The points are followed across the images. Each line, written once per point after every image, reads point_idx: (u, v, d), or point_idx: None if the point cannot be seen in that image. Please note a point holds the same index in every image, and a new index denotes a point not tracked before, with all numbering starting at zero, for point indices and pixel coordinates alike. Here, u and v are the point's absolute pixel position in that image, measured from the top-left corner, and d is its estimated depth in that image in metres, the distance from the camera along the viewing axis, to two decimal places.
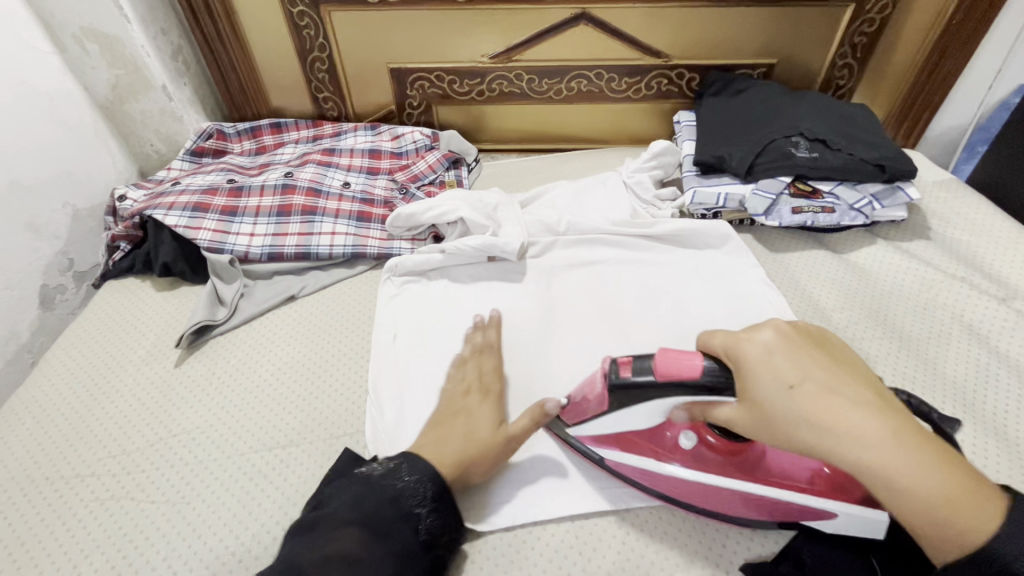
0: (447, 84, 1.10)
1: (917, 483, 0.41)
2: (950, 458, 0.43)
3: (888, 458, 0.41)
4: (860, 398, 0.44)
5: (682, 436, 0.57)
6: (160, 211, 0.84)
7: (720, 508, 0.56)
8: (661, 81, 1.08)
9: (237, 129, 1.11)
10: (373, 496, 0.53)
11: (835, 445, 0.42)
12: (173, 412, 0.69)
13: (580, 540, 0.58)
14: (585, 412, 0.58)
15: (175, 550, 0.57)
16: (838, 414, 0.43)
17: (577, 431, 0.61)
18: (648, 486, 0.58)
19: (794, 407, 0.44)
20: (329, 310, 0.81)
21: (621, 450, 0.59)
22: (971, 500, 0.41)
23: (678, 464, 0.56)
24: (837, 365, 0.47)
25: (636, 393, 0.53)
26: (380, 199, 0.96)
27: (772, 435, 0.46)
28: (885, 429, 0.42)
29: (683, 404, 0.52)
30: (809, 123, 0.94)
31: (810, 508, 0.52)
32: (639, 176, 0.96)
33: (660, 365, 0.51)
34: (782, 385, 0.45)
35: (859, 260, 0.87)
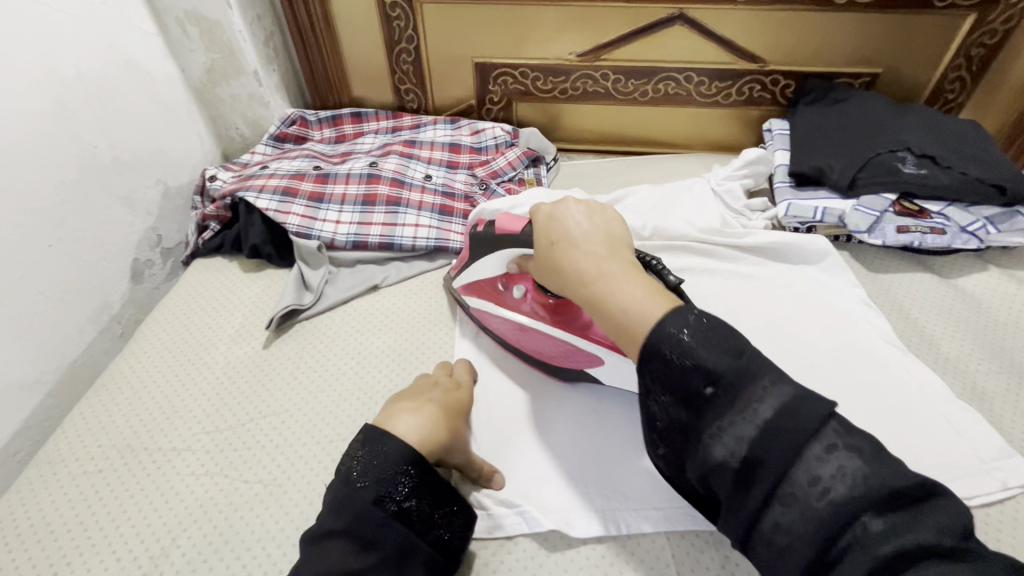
0: (530, 81, 1.08)
1: (613, 294, 0.47)
2: (656, 285, 0.48)
3: (597, 268, 0.50)
4: (596, 245, 0.52)
5: (516, 288, 0.69)
6: (251, 193, 0.86)
7: (533, 350, 0.69)
8: (754, 87, 1.04)
9: (318, 117, 1.13)
10: (354, 499, 0.48)
11: (562, 267, 0.52)
12: (263, 393, 0.70)
13: (678, 560, 0.56)
14: (465, 263, 0.74)
15: (268, 531, 0.57)
16: (571, 254, 0.52)
17: (459, 281, 0.77)
18: (494, 333, 0.74)
19: (552, 240, 0.54)
20: (412, 302, 0.81)
21: (478, 296, 0.74)
22: (642, 309, 0.46)
23: (508, 305, 0.70)
24: (595, 222, 0.54)
25: (484, 245, 0.68)
26: (461, 193, 0.95)
27: (546, 277, 0.56)
28: (606, 263, 0.50)
29: (514, 258, 0.64)
30: (918, 138, 0.88)
31: (587, 355, 0.64)
32: (730, 184, 0.92)
33: (499, 225, 0.64)
34: (555, 222, 0.55)
35: (968, 285, 0.82)
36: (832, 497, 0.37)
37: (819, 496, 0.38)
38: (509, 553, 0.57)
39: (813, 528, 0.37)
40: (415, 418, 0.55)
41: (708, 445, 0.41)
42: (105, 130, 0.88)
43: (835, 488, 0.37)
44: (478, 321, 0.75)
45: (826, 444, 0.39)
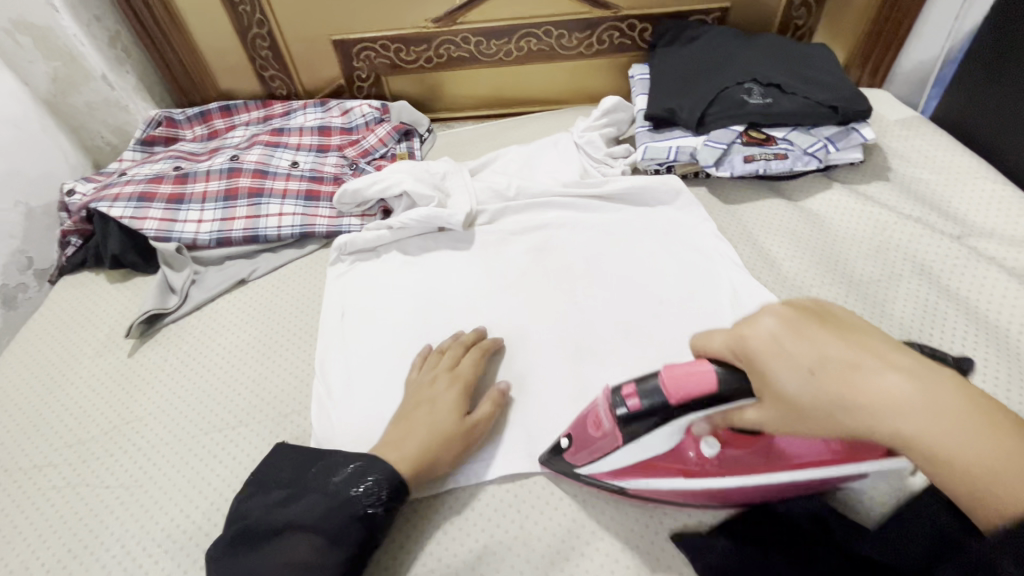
0: (394, 53, 1.07)
1: (949, 441, 0.37)
2: (999, 419, 0.38)
3: (924, 408, 0.38)
4: (891, 363, 0.40)
5: (705, 447, 0.51)
6: (105, 203, 0.84)
7: (758, 497, 0.53)
8: (613, 34, 1.04)
9: (186, 115, 1.10)
10: (325, 503, 0.53)
11: (863, 414, 0.39)
12: (126, 401, 0.70)
13: (519, 501, 0.59)
14: (587, 452, 0.54)
15: (129, 531, 0.60)
16: (866, 387, 0.39)
17: (588, 470, 0.55)
18: (679, 502, 0.55)
19: (819, 386, 0.40)
20: (279, 293, 0.81)
21: (645, 476, 0.53)
22: (1011, 462, 0.36)
23: (704, 474, 0.52)
24: (856, 333, 0.42)
25: (653, 422, 0.48)
26: (330, 175, 0.95)
27: (803, 424, 0.42)
28: (907, 383, 0.38)
29: (698, 420, 0.48)
30: (762, 68, 0.91)
31: (840, 478, 0.52)
32: (590, 134, 0.93)
33: (673, 388, 0.46)
34: (788, 349, 0.42)
35: (815, 206, 0.86)
36: None
37: None
38: None
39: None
40: (395, 445, 0.58)
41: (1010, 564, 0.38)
42: None
43: None
44: (654, 501, 0.56)
45: None
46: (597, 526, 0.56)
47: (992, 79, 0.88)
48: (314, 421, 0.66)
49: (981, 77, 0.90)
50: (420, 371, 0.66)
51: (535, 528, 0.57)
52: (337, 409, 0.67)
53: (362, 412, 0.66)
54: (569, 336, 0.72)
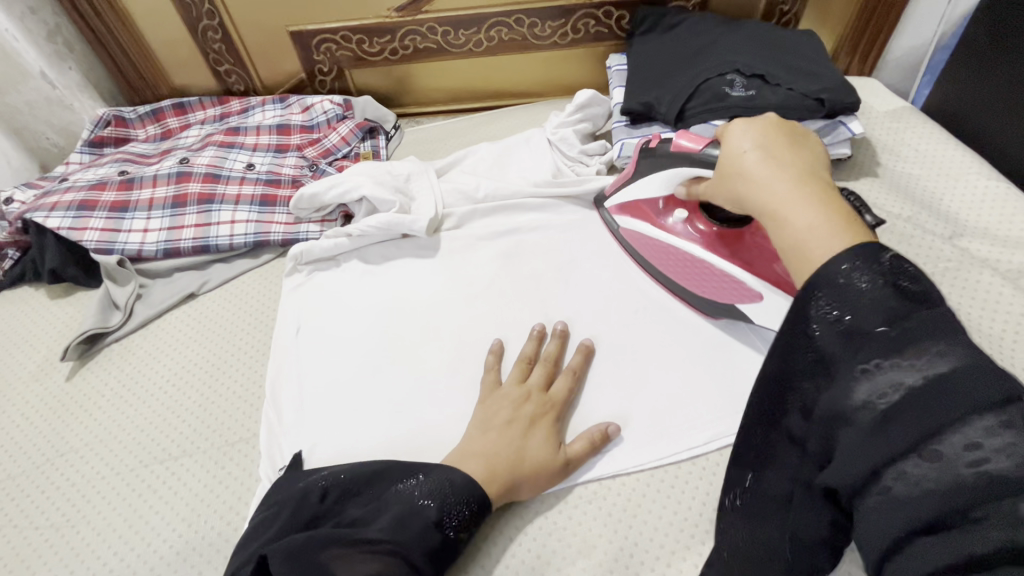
0: (356, 44, 1.00)
1: (795, 213, 0.43)
2: (849, 217, 0.41)
3: (785, 185, 0.45)
4: (794, 165, 0.48)
5: (677, 212, 0.70)
6: (41, 213, 0.79)
7: (689, 279, 0.68)
8: (589, 22, 0.98)
9: (137, 113, 1.03)
10: (415, 517, 0.49)
11: (743, 183, 0.49)
12: (61, 432, 0.65)
13: (479, 536, 0.55)
14: (624, 180, 0.73)
15: (59, 575, 0.55)
16: (757, 166, 0.48)
17: (612, 201, 0.77)
18: (644, 251, 0.72)
19: (740, 156, 0.51)
20: (231, 307, 0.76)
21: (634, 217, 0.74)
22: (819, 234, 0.41)
23: (666, 232, 0.70)
24: (803, 150, 0.50)
25: (658, 163, 0.67)
26: (288, 178, 0.89)
27: (724, 188, 0.53)
28: (791, 175, 0.46)
29: (684, 180, 0.64)
30: (745, 58, 0.85)
31: (747, 288, 0.63)
32: (564, 130, 0.88)
33: (675, 143, 0.62)
34: (734, 135, 0.53)
35: None
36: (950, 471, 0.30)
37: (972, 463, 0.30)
38: None
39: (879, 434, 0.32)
40: (482, 461, 0.53)
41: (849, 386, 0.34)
42: None
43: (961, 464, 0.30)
44: (627, 246, 0.75)
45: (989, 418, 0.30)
46: (562, 563, 0.52)
47: (986, 68, 0.83)
48: (262, 451, 0.61)
49: (973, 67, 0.86)
50: (507, 384, 0.61)
51: (496, 567, 0.53)
52: (288, 433, 0.63)
53: (315, 439, 0.62)
54: None
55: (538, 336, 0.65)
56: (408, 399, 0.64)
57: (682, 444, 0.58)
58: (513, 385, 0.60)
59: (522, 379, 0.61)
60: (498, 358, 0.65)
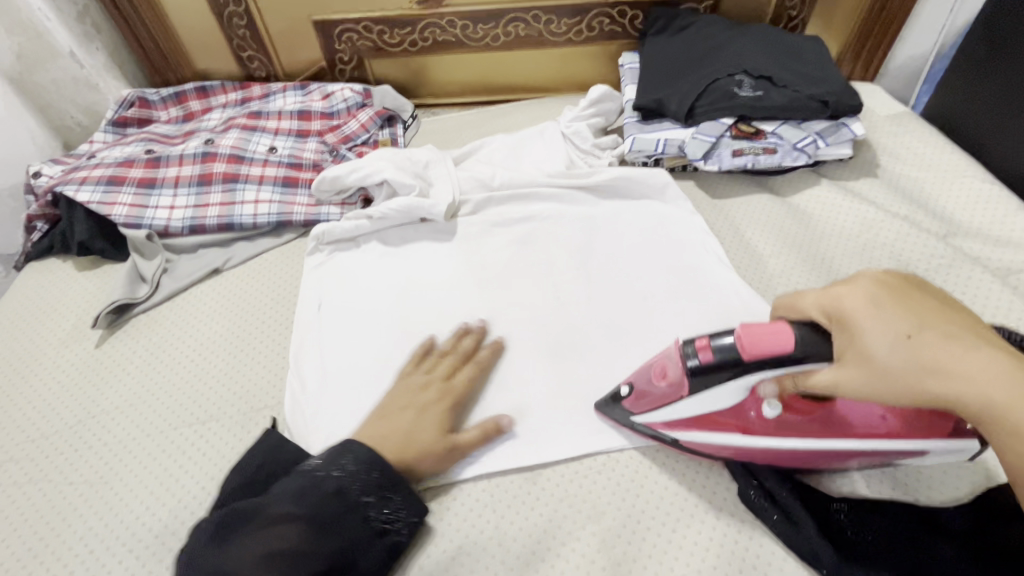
0: (377, 35, 1.03)
1: None
2: None
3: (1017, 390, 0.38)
4: (988, 346, 0.41)
5: (765, 407, 0.52)
6: (72, 187, 0.81)
7: (820, 460, 0.54)
8: (603, 20, 1.01)
9: (160, 96, 1.06)
10: (316, 488, 0.52)
11: (957, 390, 0.40)
12: (92, 395, 0.68)
13: (494, 500, 0.58)
14: (655, 401, 0.55)
15: (94, 526, 0.58)
16: (964, 369, 0.39)
17: (647, 419, 0.57)
18: (734, 459, 0.56)
19: (909, 357, 0.41)
20: (255, 283, 0.79)
21: (698, 431, 0.55)
22: None
23: (756, 431, 0.53)
24: (934, 309, 0.43)
25: (723, 375, 0.49)
26: (309, 162, 0.92)
27: (886, 390, 0.42)
28: (999, 365, 0.39)
29: (772, 376, 0.48)
30: (753, 60, 0.89)
31: (909, 451, 0.52)
32: (578, 124, 0.91)
33: (748, 346, 0.47)
34: (874, 324, 0.43)
35: (802, 202, 0.85)
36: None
37: None
38: None
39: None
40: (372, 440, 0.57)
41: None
42: None
43: None
44: (693, 455, 0.57)
45: None
46: (573, 526, 0.56)
47: (982, 75, 0.87)
48: (286, 417, 0.64)
49: (970, 74, 0.90)
50: (411, 373, 0.64)
51: (512, 530, 0.56)
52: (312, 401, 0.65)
53: (336, 407, 0.65)
54: (554, 331, 0.71)
55: (461, 331, 0.68)
56: None
57: None
58: (430, 375, 0.63)
59: (436, 368, 0.64)
60: (426, 349, 0.67)
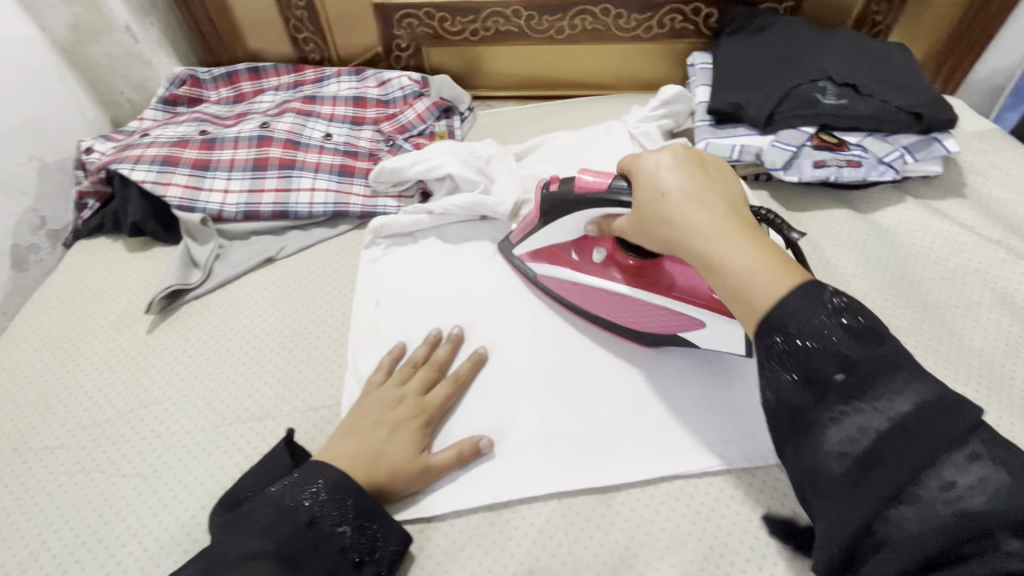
0: (437, 22, 0.99)
1: (743, 262, 0.45)
2: (778, 253, 0.45)
3: (715, 227, 0.47)
4: (715, 202, 0.49)
5: (598, 251, 0.66)
6: (126, 165, 0.79)
7: (621, 315, 0.65)
8: (675, 17, 0.97)
9: (211, 75, 1.03)
10: (286, 519, 0.48)
11: (666, 227, 0.50)
12: (145, 383, 0.66)
13: (566, 522, 0.54)
14: (529, 229, 0.68)
15: (147, 524, 0.55)
16: (683, 210, 0.49)
17: (521, 249, 0.72)
18: (575, 298, 0.68)
19: (660, 201, 0.50)
20: (308, 274, 0.76)
21: (552, 264, 0.70)
22: (769, 279, 0.44)
23: (590, 271, 0.67)
24: (711, 172, 0.52)
25: (559, 209, 0.62)
26: (365, 151, 0.89)
27: (650, 234, 0.52)
28: (719, 218, 0.47)
29: (593, 218, 0.61)
30: (839, 67, 0.84)
31: (686, 319, 0.61)
32: (646, 125, 0.88)
33: (579, 181, 0.59)
34: (649, 172, 0.52)
35: (885, 220, 0.80)
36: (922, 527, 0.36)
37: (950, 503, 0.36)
38: (428, 538, 0.54)
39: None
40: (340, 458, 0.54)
41: (824, 431, 0.40)
42: None
43: (971, 498, 0.36)
44: (549, 292, 0.71)
45: (969, 452, 0.37)
46: (652, 556, 0.52)
47: None
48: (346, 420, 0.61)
49: None
50: (385, 384, 0.60)
51: (585, 555, 0.52)
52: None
53: None
54: (623, 344, 0.67)
55: (433, 340, 0.65)
56: (489, 381, 0.64)
57: (771, 450, 0.57)
58: (408, 387, 0.60)
59: (410, 379, 0.61)
60: (394, 358, 0.64)
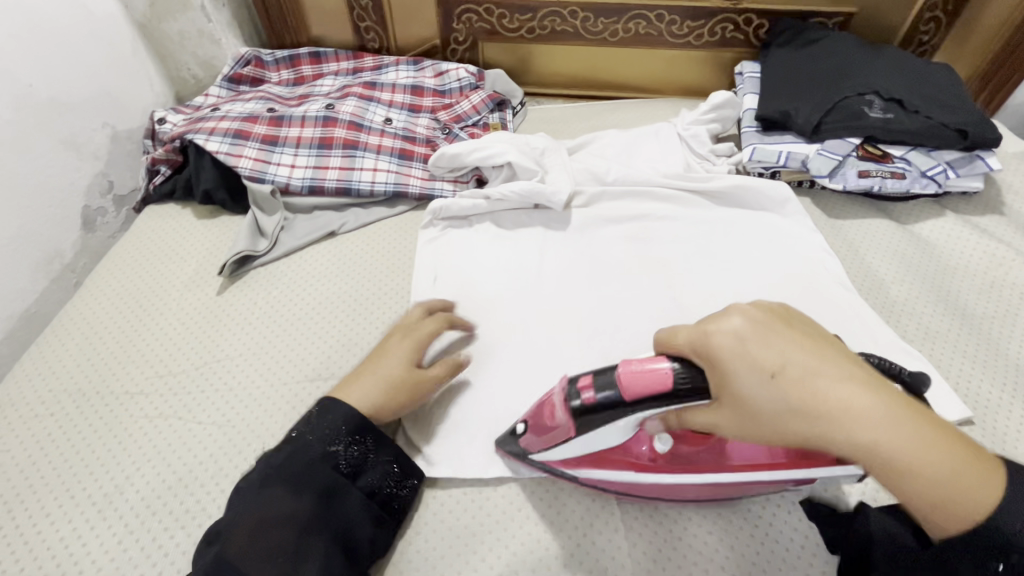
0: (496, 18, 1.03)
1: (937, 471, 0.35)
2: (955, 437, 0.37)
3: (882, 428, 0.35)
4: (845, 370, 0.37)
5: (656, 441, 0.51)
6: (201, 135, 0.83)
7: (709, 494, 0.53)
8: (727, 26, 1.00)
9: (275, 57, 1.07)
10: (288, 447, 0.53)
11: (825, 428, 0.36)
12: (217, 340, 0.69)
13: (616, 492, 0.57)
14: (558, 439, 0.50)
15: (222, 469, 0.59)
16: (830, 401, 0.36)
17: (541, 456, 0.54)
18: (635, 493, 0.54)
19: (782, 398, 0.37)
20: (368, 250, 0.80)
21: (597, 469, 0.52)
22: (970, 485, 0.35)
23: (658, 471, 0.51)
24: (810, 338, 0.39)
25: (603, 414, 0.46)
26: (423, 137, 0.93)
27: (770, 434, 0.39)
28: (876, 406, 0.36)
29: (659, 419, 0.46)
30: (886, 82, 0.87)
31: (794, 486, 0.51)
32: (696, 128, 0.91)
33: (624, 373, 0.44)
34: (750, 366, 0.38)
35: (925, 232, 0.83)
36: None
37: None
38: (486, 499, 0.58)
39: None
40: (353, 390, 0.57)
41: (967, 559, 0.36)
42: (41, 66, 0.83)
43: None
44: (597, 489, 0.55)
45: None
46: (699, 528, 0.55)
47: None
48: None
49: None
50: (382, 333, 0.66)
51: (635, 523, 0.55)
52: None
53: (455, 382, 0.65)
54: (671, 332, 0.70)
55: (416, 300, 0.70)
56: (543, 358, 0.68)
57: None
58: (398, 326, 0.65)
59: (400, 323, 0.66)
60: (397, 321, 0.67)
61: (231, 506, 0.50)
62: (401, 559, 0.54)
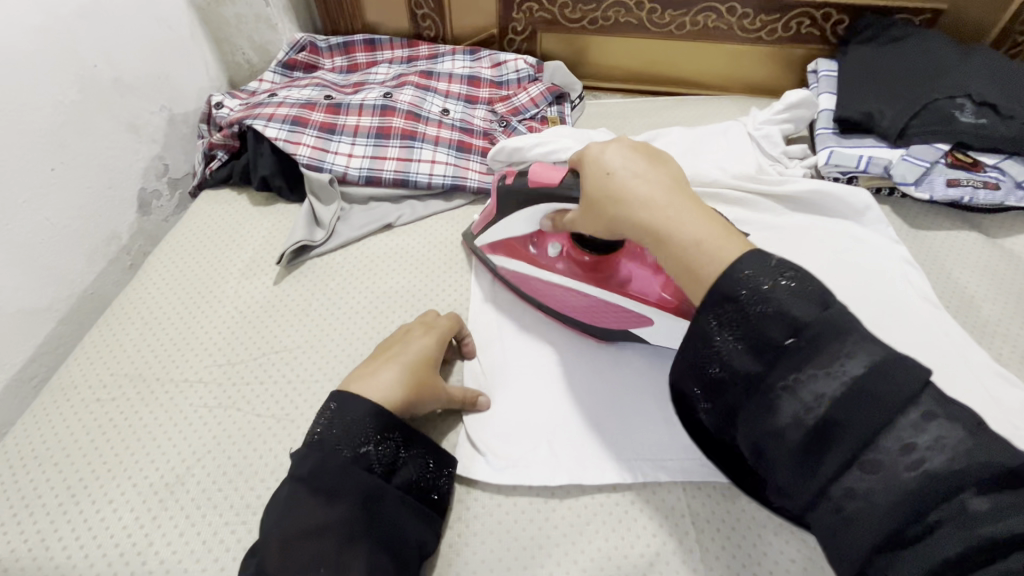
0: (558, 8, 1.00)
1: (690, 236, 0.44)
2: (721, 224, 0.45)
3: (665, 206, 0.46)
4: (659, 179, 0.49)
5: (552, 245, 0.65)
6: (260, 121, 0.81)
7: (578, 312, 0.65)
8: (802, 22, 0.95)
9: (329, 43, 1.06)
10: (315, 454, 0.48)
11: (620, 206, 0.49)
12: (273, 330, 0.68)
13: (692, 513, 0.54)
14: (492, 221, 0.67)
15: (280, 464, 0.57)
16: (631, 189, 0.48)
17: (481, 239, 0.71)
18: (526, 294, 0.69)
19: (605, 184, 0.50)
20: (425, 243, 0.78)
21: (510, 257, 0.68)
22: (716, 246, 0.43)
23: (547, 266, 0.65)
24: (659, 159, 0.52)
25: (515, 200, 0.61)
26: (480, 129, 0.90)
27: (597, 216, 0.52)
28: (670, 198, 0.47)
29: (549, 211, 0.60)
30: (982, 84, 0.81)
31: (637, 315, 0.61)
32: (767, 128, 0.86)
33: (534, 174, 0.58)
34: (597, 163, 0.52)
35: (1019, 247, 0.77)
36: (925, 471, 0.34)
37: (913, 466, 0.34)
38: (552, 512, 0.55)
39: (900, 504, 0.34)
40: (378, 385, 0.53)
41: (777, 401, 0.38)
42: (105, 47, 0.83)
43: (933, 458, 0.34)
44: (511, 286, 0.71)
45: (924, 413, 0.35)
46: (781, 556, 0.51)
47: None
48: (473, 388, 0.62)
49: None
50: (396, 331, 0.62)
51: (709, 545, 0.52)
52: (494, 393, 0.63)
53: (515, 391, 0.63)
54: None
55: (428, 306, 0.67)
56: (608, 368, 0.65)
57: None
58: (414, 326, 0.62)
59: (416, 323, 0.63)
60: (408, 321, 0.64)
61: (268, 522, 0.47)
62: (464, 568, 0.52)
